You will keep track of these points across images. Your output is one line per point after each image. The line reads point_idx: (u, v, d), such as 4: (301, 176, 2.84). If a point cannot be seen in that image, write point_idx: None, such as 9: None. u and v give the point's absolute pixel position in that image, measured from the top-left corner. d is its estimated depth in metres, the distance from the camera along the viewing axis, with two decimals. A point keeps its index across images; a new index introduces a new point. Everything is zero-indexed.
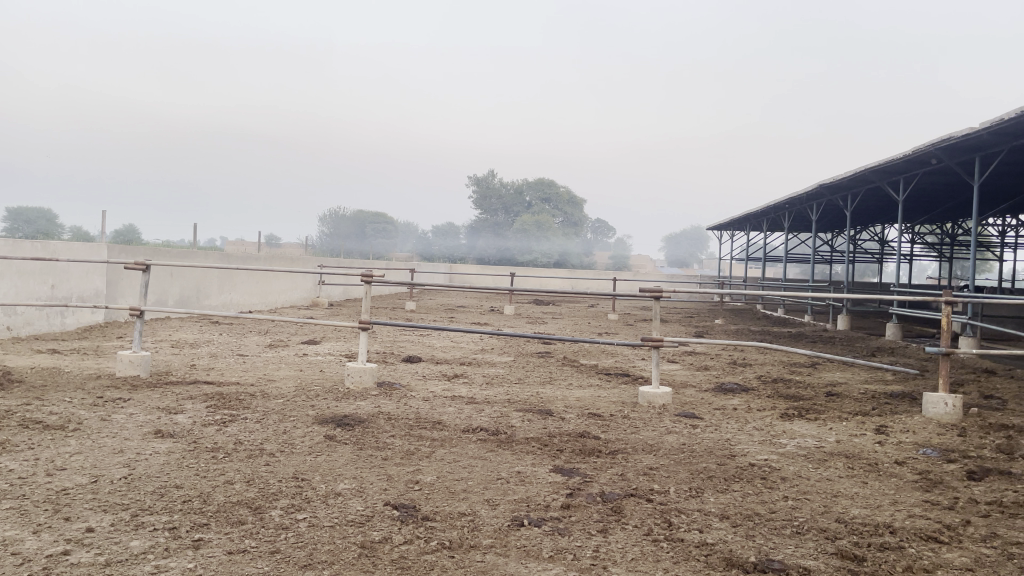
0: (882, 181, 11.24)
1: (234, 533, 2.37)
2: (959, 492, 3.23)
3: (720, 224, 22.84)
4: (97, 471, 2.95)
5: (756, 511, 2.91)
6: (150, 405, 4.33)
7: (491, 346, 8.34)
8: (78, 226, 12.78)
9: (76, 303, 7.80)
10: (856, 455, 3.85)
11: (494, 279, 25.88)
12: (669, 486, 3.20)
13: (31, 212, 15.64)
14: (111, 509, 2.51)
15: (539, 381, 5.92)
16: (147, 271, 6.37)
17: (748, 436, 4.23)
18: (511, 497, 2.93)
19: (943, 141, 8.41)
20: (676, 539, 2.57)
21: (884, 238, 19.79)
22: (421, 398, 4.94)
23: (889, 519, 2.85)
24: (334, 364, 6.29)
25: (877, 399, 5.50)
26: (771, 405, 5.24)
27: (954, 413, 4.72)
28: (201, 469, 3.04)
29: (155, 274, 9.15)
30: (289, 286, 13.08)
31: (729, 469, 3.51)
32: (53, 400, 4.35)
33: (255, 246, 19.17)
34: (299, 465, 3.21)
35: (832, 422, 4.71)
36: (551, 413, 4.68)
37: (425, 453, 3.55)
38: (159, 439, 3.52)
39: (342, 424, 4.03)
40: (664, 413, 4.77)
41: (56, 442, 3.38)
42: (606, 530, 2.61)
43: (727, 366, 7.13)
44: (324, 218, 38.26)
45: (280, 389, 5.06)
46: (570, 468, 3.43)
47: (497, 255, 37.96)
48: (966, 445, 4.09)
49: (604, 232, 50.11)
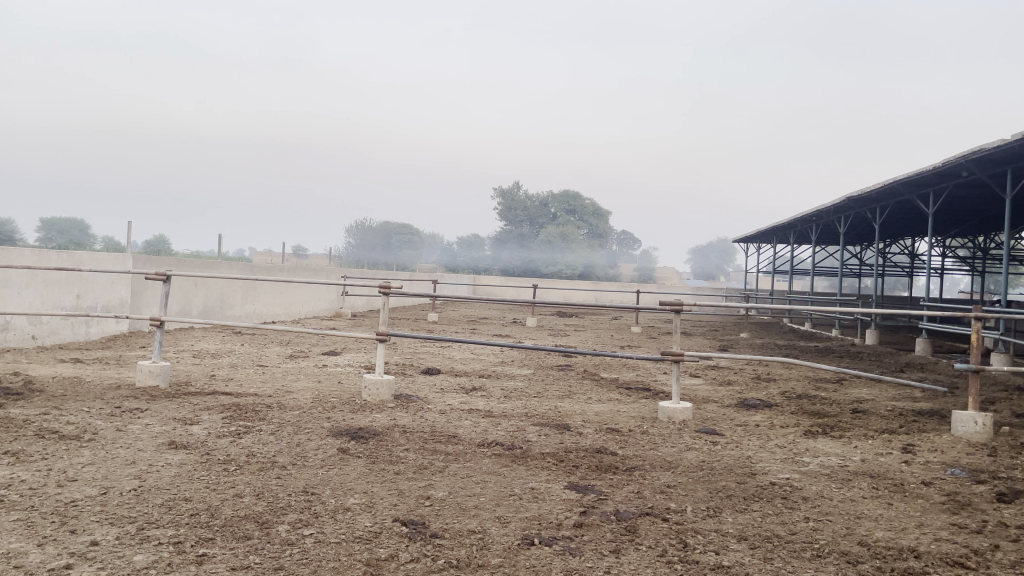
0: (912, 194, 11.05)
1: (239, 548, 2.33)
2: (989, 515, 3.12)
3: (746, 236, 22.62)
4: (107, 483, 2.94)
5: (775, 532, 2.82)
6: (167, 415, 4.34)
7: (512, 358, 8.29)
8: (109, 237, 12.99)
9: (100, 312, 7.88)
10: (881, 475, 3.74)
11: (518, 291, 25.84)
12: (686, 505, 3.13)
13: (63, 223, 15.92)
14: (117, 522, 2.49)
15: (558, 395, 5.86)
16: (168, 281, 6.40)
17: (770, 453, 4.13)
18: (523, 514, 2.88)
19: (974, 152, 8.22)
20: (691, 561, 2.49)
21: (913, 251, 19.48)
22: (437, 411, 4.90)
23: (913, 543, 2.75)
24: (352, 375, 6.28)
25: (904, 417, 5.37)
26: (794, 421, 5.14)
27: (984, 433, 4.57)
28: (211, 482, 3.03)
29: (180, 284, 9.24)
30: (312, 296, 13.16)
31: (749, 488, 3.43)
32: (71, 409, 4.37)
33: (280, 257, 19.33)
34: (310, 478, 3.18)
35: (857, 440, 4.60)
36: (569, 428, 4.62)
37: (438, 467, 3.50)
38: (173, 451, 3.51)
39: (356, 437, 4.00)
40: (684, 429, 4.68)
41: (70, 453, 3.38)
42: (618, 551, 2.54)
43: (750, 382, 7.00)
44: (350, 229, 38.52)
45: (297, 400, 5.05)
46: (585, 485, 3.36)
47: (522, 267, 37.98)
48: (996, 466, 3.97)
49: (628, 243, 49.93)
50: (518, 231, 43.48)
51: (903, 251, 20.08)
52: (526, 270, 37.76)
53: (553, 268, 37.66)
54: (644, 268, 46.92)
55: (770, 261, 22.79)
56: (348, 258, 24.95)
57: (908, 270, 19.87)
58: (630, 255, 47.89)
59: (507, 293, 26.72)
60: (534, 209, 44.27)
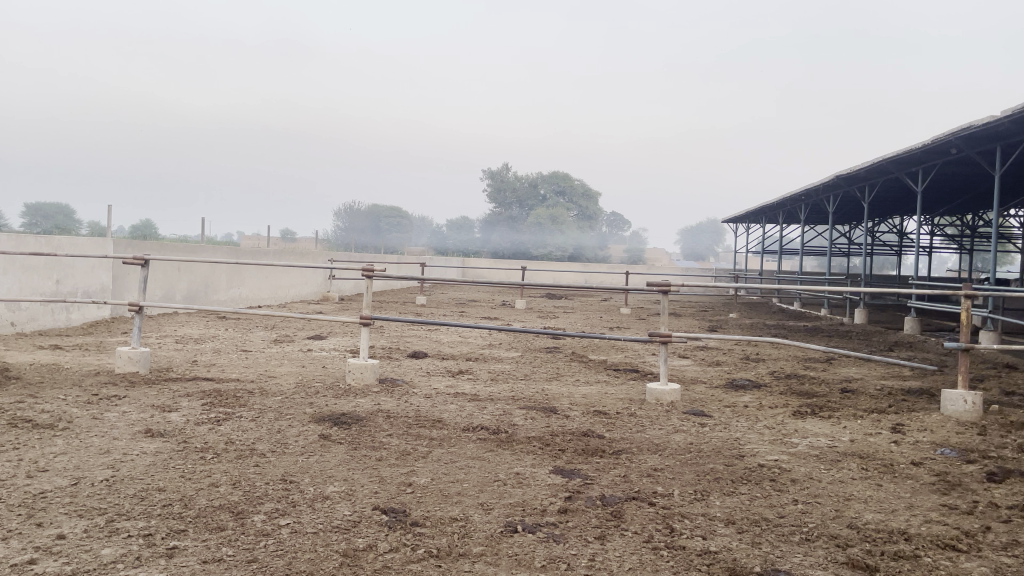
0: (900, 172, 10.98)
1: (211, 540, 2.26)
2: (980, 495, 3.07)
3: (734, 216, 22.57)
4: (80, 473, 2.86)
5: (763, 516, 2.77)
6: (145, 402, 4.25)
7: (500, 341, 8.21)
8: (94, 221, 12.82)
9: (81, 298, 7.76)
10: (871, 456, 3.69)
11: (508, 274, 25.76)
12: (673, 489, 3.07)
13: (47, 207, 15.72)
14: (86, 514, 2.42)
15: (546, 377, 5.80)
16: (147, 265, 6.25)
17: (758, 435, 4.08)
18: (506, 501, 2.81)
19: (963, 129, 8.16)
20: (677, 547, 2.43)
21: (902, 230, 19.45)
22: (423, 395, 4.84)
23: (903, 525, 2.71)
24: (337, 360, 6.20)
25: (893, 396, 5.34)
26: (784, 402, 5.08)
27: (974, 412, 4.53)
28: (187, 471, 2.95)
29: (162, 269, 9.11)
30: (299, 280, 13.03)
31: (736, 470, 3.38)
32: (47, 397, 4.27)
33: (268, 241, 19.13)
34: (289, 465, 3.10)
35: (846, 420, 4.56)
36: (555, 411, 4.55)
37: (422, 453, 3.43)
38: (148, 439, 3.44)
39: (338, 423, 3.93)
40: (672, 412, 4.62)
41: (42, 442, 3.29)
42: (603, 537, 2.48)
43: (739, 362, 6.96)
44: (339, 211, 38.19)
45: (280, 385, 4.97)
46: (571, 469, 3.31)
47: (512, 250, 37.84)
48: (986, 445, 3.92)
49: (619, 225, 49.89)
50: (508, 214, 43.32)
51: (893, 229, 20.06)
52: (515, 252, 37.73)
53: (543, 250, 37.61)
54: (633, 249, 46.98)
55: (760, 241, 22.75)
56: (337, 242, 24.68)
57: (897, 248, 19.85)
58: (620, 236, 47.85)
59: (497, 275, 26.65)
60: (523, 191, 44.11)
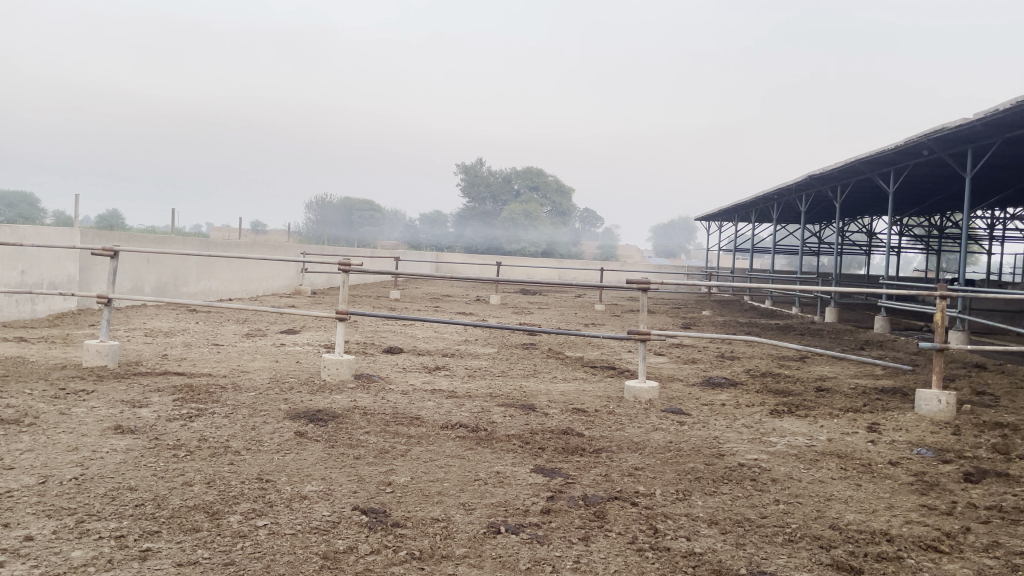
0: (873, 172, 11.10)
1: (187, 542, 2.19)
2: (958, 496, 3.10)
3: (707, 215, 22.71)
4: (47, 471, 2.77)
5: (746, 516, 2.76)
6: (115, 398, 4.14)
7: (475, 337, 8.16)
8: (60, 211, 12.52)
9: (47, 289, 7.58)
10: (849, 455, 3.70)
11: (482, 270, 25.67)
12: (655, 489, 3.05)
13: (11, 196, 15.37)
14: (55, 514, 2.33)
15: (523, 374, 5.77)
16: (117, 256, 6.11)
17: (737, 433, 4.08)
18: (488, 501, 2.77)
19: (936, 131, 8.26)
20: (662, 548, 2.41)
21: (872, 230, 19.70)
22: (400, 392, 4.77)
23: (885, 526, 2.71)
24: (312, 355, 6.11)
25: (868, 395, 5.38)
26: (761, 400, 5.10)
27: (948, 411, 4.58)
28: (159, 469, 2.87)
29: (131, 260, 8.94)
30: (270, 273, 12.87)
31: (717, 470, 3.37)
32: (12, 391, 4.15)
33: (239, 233, 18.88)
34: (265, 464, 3.03)
35: (823, 419, 4.58)
36: (534, 408, 4.52)
37: (400, 451, 3.38)
38: (119, 435, 3.34)
39: (315, 420, 3.86)
40: (651, 409, 4.61)
41: (8, 439, 3.19)
42: (587, 539, 2.45)
43: (715, 360, 6.99)
44: (310, 204, 37.82)
45: (253, 381, 4.88)
46: (552, 468, 3.27)
47: (485, 246, 37.81)
48: (962, 445, 3.96)
49: (592, 221, 50.09)
50: (481, 209, 43.20)
51: (863, 229, 20.31)
52: (489, 247, 37.71)
53: (517, 245, 37.60)
54: (606, 247, 47.27)
55: (732, 239, 22.92)
56: (308, 235, 24.42)
57: (867, 248, 20.10)
58: (593, 233, 47.99)
59: (471, 270, 26.59)
60: (497, 185, 44.05)
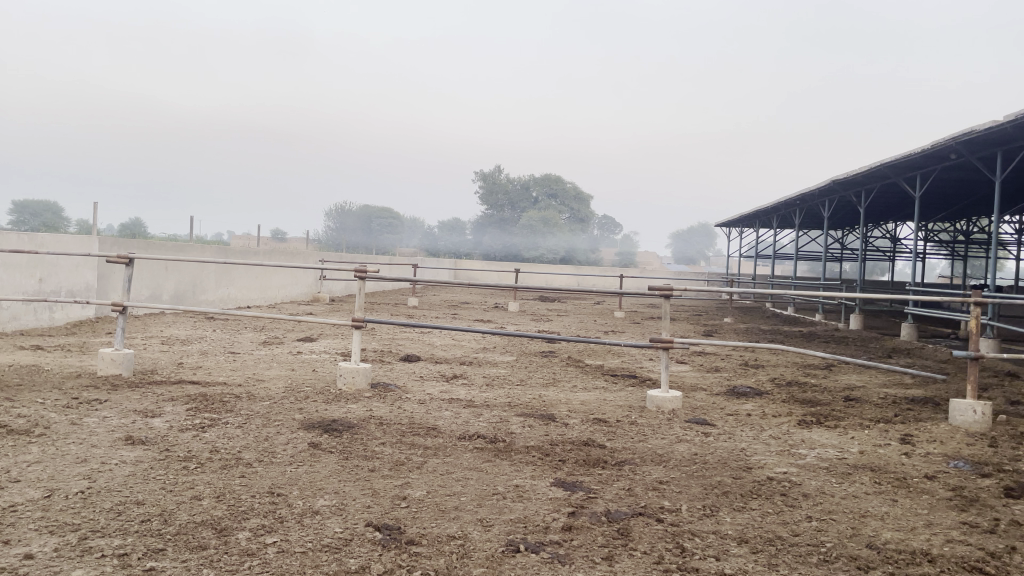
0: (899, 177, 10.86)
1: (191, 561, 2.10)
2: (1000, 513, 2.94)
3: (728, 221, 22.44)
4: (53, 484, 2.69)
5: (778, 534, 2.63)
6: (127, 407, 4.08)
7: (494, 345, 8.04)
8: (82, 219, 12.61)
9: (64, 297, 7.57)
10: (883, 469, 3.55)
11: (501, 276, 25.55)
12: (681, 504, 2.92)
13: (36, 206, 15.60)
14: (58, 531, 2.25)
15: (542, 383, 5.65)
16: (133, 264, 6.07)
17: (765, 445, 3.94)
18: (507, 517, 2.66)
19: (966, 135, 8.04)
20: (690, 569, 2.28)
21: (896, 236, 19.36)
22: (416, 401, 4.67)
23: (925, 545, 2.57)
24: (328, 363, 6.03)
25: (898, 405, 5.21)
26: (787, 410, 4.94)
27: (984, 422, 4.41)
28: (168, 482, 2.78)
29: (149, 268, 8.94)
30: (287, 280, 12.84)
31: (745, 484, 3.23)
32: (24, 401, 4.09)
33: (258, 241, 18.94)
34: (277, 477, 2.94)
35: (853, 430, 4.42)
36: (554, 418, 4.41)
37: (416, 464, 3.27)
38: (129, 447, 3.26)
39: (329, 430, 3.76)
40: (674, 420, 4.47)
41: (17, 450, 3.12)
42: (611, 558, 2.34)
43: (739, 369, 6.83)
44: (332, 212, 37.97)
45: (268, 390, 4.80)
46: (573, 482, 3.15)
47: (505, 254, 37.65)
48: (999, 457, 3.80)
49: (611, 228, 49.86)
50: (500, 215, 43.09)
51: (886, 235, 19.96)
52: (508, 255, 37.50)
53: (535, 253, 37.49)
54: (625, 253, 47.01)
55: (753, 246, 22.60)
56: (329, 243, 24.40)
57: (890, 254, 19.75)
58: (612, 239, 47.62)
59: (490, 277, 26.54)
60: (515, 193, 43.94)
